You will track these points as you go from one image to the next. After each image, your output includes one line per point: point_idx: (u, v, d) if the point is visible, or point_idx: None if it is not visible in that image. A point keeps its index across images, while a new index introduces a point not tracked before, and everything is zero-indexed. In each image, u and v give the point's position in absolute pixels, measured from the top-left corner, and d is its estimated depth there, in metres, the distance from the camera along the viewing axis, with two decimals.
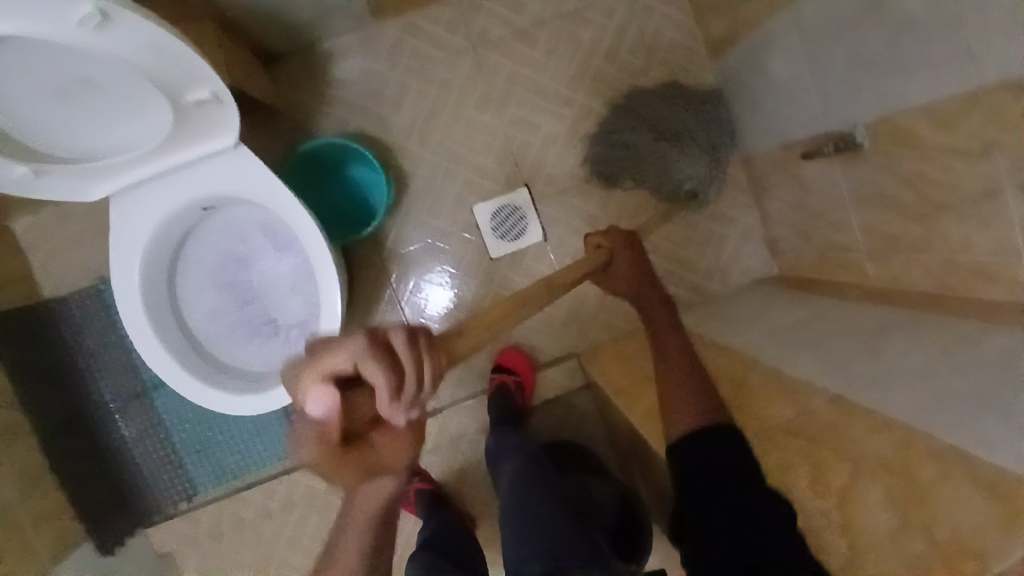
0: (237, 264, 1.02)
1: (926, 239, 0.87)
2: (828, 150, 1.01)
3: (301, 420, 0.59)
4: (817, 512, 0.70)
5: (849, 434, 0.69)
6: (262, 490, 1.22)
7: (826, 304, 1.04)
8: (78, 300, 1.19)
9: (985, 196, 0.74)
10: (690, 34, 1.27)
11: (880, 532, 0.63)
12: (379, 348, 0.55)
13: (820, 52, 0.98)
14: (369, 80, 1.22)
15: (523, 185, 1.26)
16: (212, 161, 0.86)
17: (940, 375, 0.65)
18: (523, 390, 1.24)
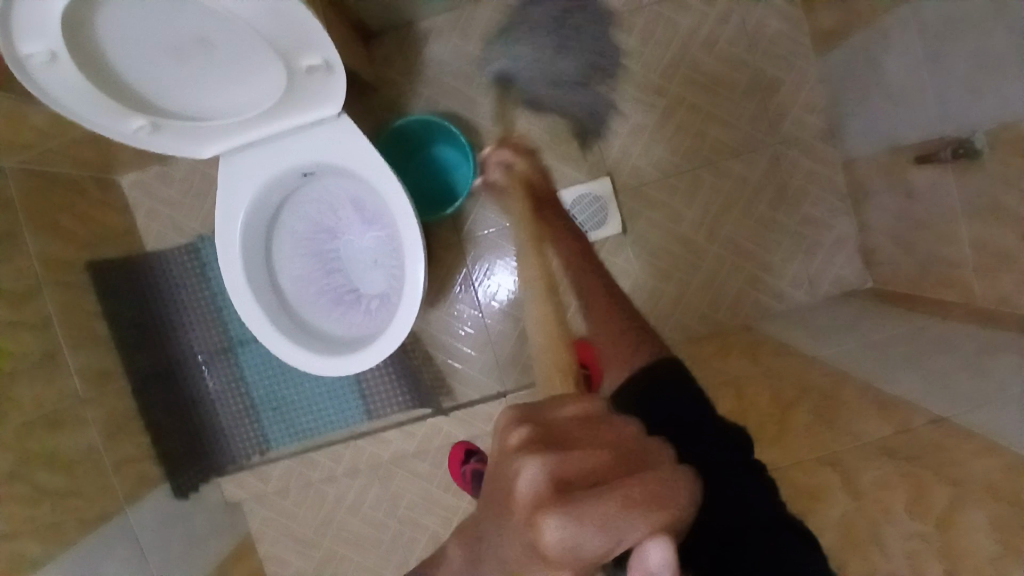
0: (327, 234, 1.05)
1: None
2: (943, 155, 0.94)
3: None
4: (910, 535, 0.63)
5: (954, 456, 0.64)
6: (330, 454, 1.28)
7: (927, 322, 0.97)
8: (176, 255, 1.26)
9: None
10: (796, 26, 1.21)
11: (981, 556, 0.57)
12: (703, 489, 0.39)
13: (941, 49, 0.91)
14: (461, 61, 1.22)
15: (607, 174, 1.23)
16: (316, 129, 0.89)
17: None
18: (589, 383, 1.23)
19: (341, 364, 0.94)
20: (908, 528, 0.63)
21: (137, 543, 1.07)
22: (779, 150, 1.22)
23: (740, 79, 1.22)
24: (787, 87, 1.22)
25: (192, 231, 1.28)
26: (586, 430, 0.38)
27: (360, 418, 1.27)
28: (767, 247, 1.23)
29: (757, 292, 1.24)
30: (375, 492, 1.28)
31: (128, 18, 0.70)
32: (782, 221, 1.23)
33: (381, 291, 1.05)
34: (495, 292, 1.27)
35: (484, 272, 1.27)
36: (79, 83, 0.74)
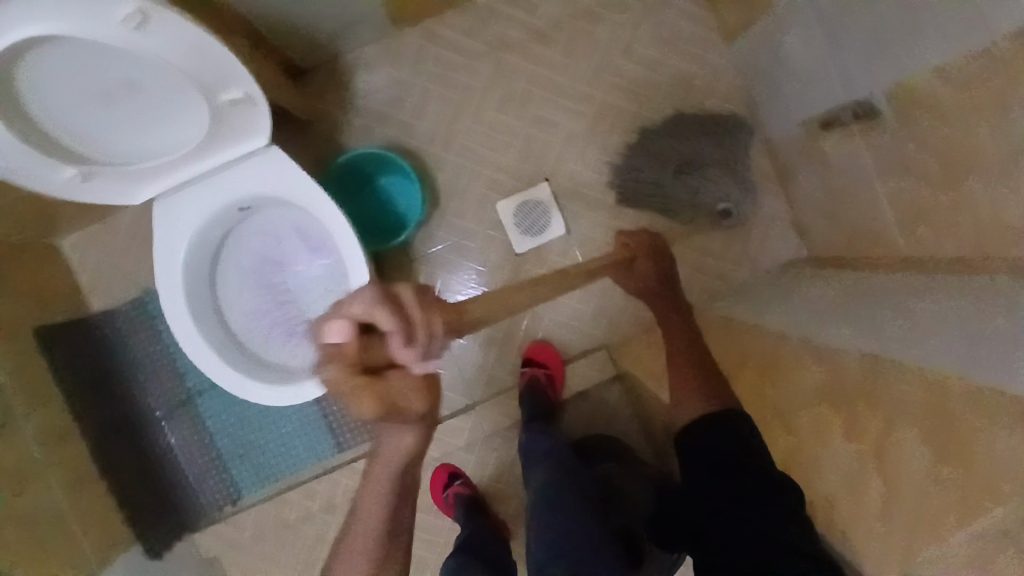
0: (273, 266, 1.06)
1: (953, 207, 0.85)
2: (846, 118, 1.03)
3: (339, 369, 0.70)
4: (850, 455, 0.70)
5: (886, 382, 0.69)
6: (302, 490, 1.27)
7: (858, 279, 1.02)
8: (124, 312, 1.26)
9: (1010, 153, 0.72)
10: (706, 23, 1.28)
11: (918, 475, 0.63)
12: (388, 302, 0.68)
13: (835, 26, 0.99)
14: (393, 88, 1.26)
15: (545, 180, 1.27)
16: (249, 162, 0.91)
17: (974, 324, 0.63)
18: (553, 383, 1.26)
19: (297, 392, 0.94)
20: (849, 454, 0.71)
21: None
22: (706, 139, 1.28)
23: (661, 78, 1.28)
24: (706, 81, 1.28)
25: (139, 282, 1.28)
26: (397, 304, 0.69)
27: (330, 450, 1.28)
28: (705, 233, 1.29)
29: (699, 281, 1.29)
30: None
31: (51, 72, 0.71)
32: (718, 206, 1.28)
33: None
34: None
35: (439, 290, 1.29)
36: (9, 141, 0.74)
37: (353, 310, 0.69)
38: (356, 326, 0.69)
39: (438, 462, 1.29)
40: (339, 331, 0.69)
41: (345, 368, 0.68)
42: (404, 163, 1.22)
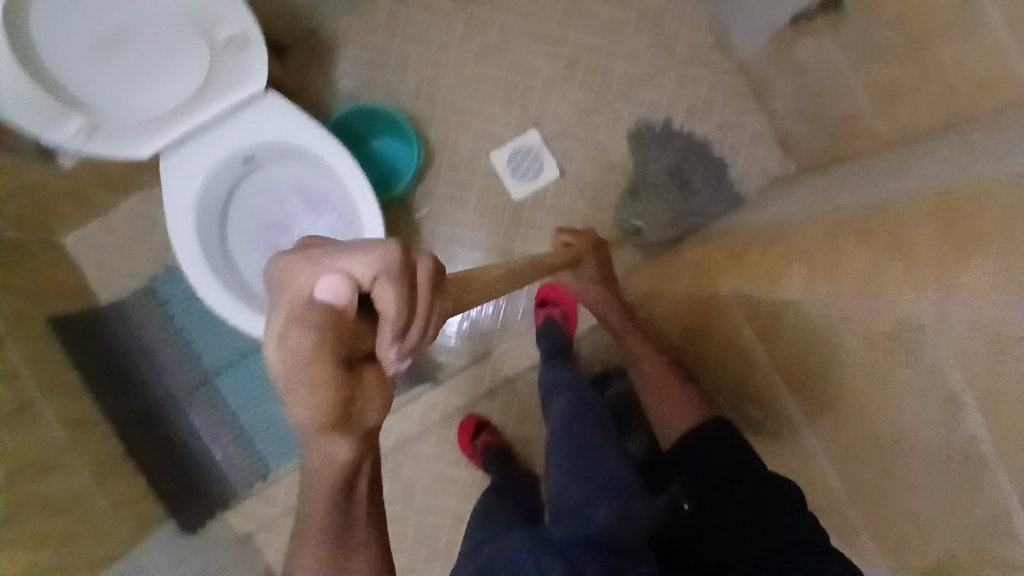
0: (278, 228, 1.08)
1: (924, 74, 0.91)
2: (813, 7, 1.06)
3: (286, 336, 0.46)
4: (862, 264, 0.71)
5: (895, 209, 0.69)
6: None
7: (846, 168, 1.07)
8: (133, 300, 1.28)
9: (970, 13, 0.80)
10: None
11: (930, 258, 0.59)
12: (404, 271, 0.47)
13: None
14: (373, 54, 1.30)
15: (533, 126, 1.31)
16: (247, 111, 0.94)
17: (982, 147, 0.69)
18: (567, 319, 1.27)
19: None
20: None
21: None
22: (681, 68, 1.32)
23: (630, 15, 1.33)
24: (673, 13, 1.33)
25: (145, 271, 1.29)
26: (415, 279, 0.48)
27: None
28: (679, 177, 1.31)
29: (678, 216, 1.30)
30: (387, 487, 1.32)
31: (62, 10, 0.76)
32: (702, 131, 1.33)
33: None
34: (460, 260, 1.31)
35: (446, 243, 1.31)
36: (19, 85, 0.77)
37: (352, 270, 0.46)
38: (351, 285, 0.46)
39: (465, 413, 1.32)
40: (332, 285, 0.45)
41: (297, 357, 0.45)
42: (408, 126, 1.24)
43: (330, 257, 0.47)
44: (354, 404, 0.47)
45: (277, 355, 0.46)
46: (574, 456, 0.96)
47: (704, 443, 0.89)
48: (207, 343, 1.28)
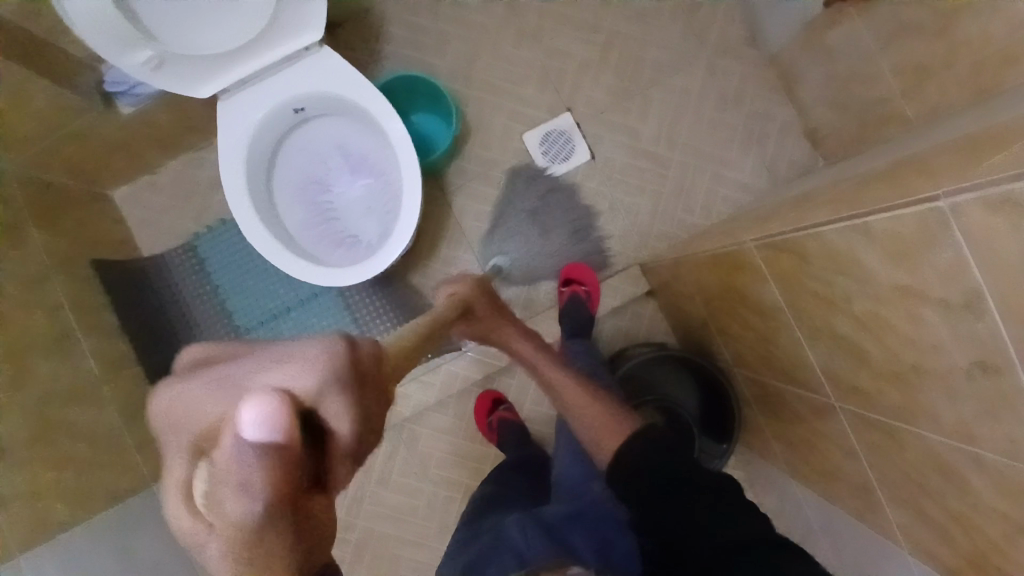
0: (319, 184, 1.15)
1: (951, 52, 0.92)
2: None
3: (223, 469, 0.48)
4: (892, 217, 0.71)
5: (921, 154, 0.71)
6: None
7: (874, 151, 1.07)
8: (173, 257, 1.33)
9: None
10: None
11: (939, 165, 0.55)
12: (342, 373, 0.56)
13: None
14: (416, 34, 1.36)
15: (567, 108, 1.35)
16: (301, 63, 1.01)
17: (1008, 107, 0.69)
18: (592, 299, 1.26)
19: (347, 275, 1.03)
20: None
21: (131, 556, 1.00)
22: (713, 60, 1.36)
23: (665, 7, 1.37)
24: (706, 7, 1.37)
25: (186, 230, 1.35)
26: (354, 377, 0.58)
27: None
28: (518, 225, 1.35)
29: (547, 252, 1.33)
30: (403, 456, 1.34)
31: None
32: (731, 121, 1.35)
33: (376, 229, 1.15)
34: (490, 233, 1.34)
35: (476, 218, 1.34)
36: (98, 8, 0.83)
37: (283, 386, 0.51)
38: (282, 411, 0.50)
39: (483, 388, 1.34)
40: (263, 411, 0.48)
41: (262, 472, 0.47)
42: (450, 98, 1.28)
43: (250, 382, 0.52)
44: (310, 525, 0.51)
45: (234, 500, 0.48)
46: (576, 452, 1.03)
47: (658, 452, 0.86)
48: (242, 301, 1.33)
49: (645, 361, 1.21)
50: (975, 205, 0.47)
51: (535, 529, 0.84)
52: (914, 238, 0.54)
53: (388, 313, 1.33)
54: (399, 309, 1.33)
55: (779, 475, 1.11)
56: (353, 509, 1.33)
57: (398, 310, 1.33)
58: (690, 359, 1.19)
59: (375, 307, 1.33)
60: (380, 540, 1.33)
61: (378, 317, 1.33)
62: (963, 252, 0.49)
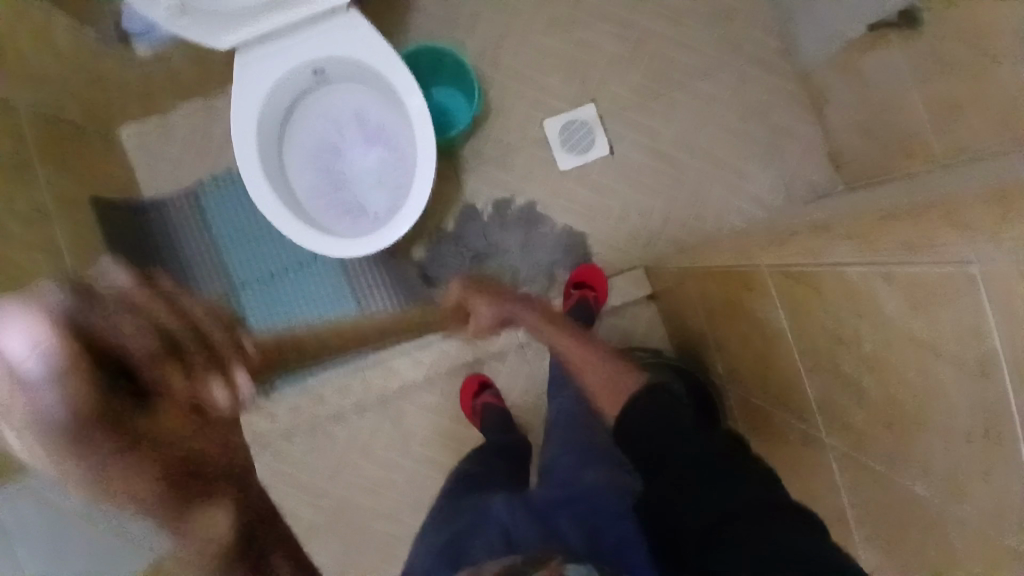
0: (332, 150, 1.13)
1: (985, 95, 0.89)
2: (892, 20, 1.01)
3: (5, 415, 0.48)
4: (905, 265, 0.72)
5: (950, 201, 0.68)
6: (337, 390, 1.30)
7: (894, 184, 1.05)
8: (176, 204, 1.31)
9: None
10: None
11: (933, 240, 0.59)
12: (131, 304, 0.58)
13: None
14: (446, 6, 1.32)
15: (591, 100, 1.32)
16: (326, 24, 0.98)
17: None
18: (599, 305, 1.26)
19: (349, 246, 1.01)
20: None
21: None
22: (744, 69, 1.32)
23: (703, 9, 1.33)
24: (745, 13, 1.33)
25: (191, 180, 1.32)
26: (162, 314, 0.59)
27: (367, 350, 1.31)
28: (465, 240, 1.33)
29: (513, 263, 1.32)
30: (386, 431, 1.34)
31: None
32: (755, 134, 1.33)
33: (385, 202, 1.12)
34: (499, 219, 1.32)
35: (485, 203, 1.33)
36: None
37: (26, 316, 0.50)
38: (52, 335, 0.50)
39: (470, 372, 1.34)
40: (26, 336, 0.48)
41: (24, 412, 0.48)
42: (474, 76, 1.25)
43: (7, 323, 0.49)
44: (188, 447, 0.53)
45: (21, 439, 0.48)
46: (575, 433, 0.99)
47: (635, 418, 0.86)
48: (241, 257, 1.30)
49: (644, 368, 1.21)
50: (1009, 268, 0.46)
51: (525, 514, 0.85)
52: (936, 290, 0.53)
53: (387, 284, 1.30)
54: (397, 282, 1.31)
55: None
56: (332, 477, 1.34)
57: (397, 283, 1.31)
58: (688, 374, 1.19)
59: (373, 277, 1.30)
60: (355, 510, 1.34)
61: (375, 287, 1.29)
62: (986, 309, 0.49)
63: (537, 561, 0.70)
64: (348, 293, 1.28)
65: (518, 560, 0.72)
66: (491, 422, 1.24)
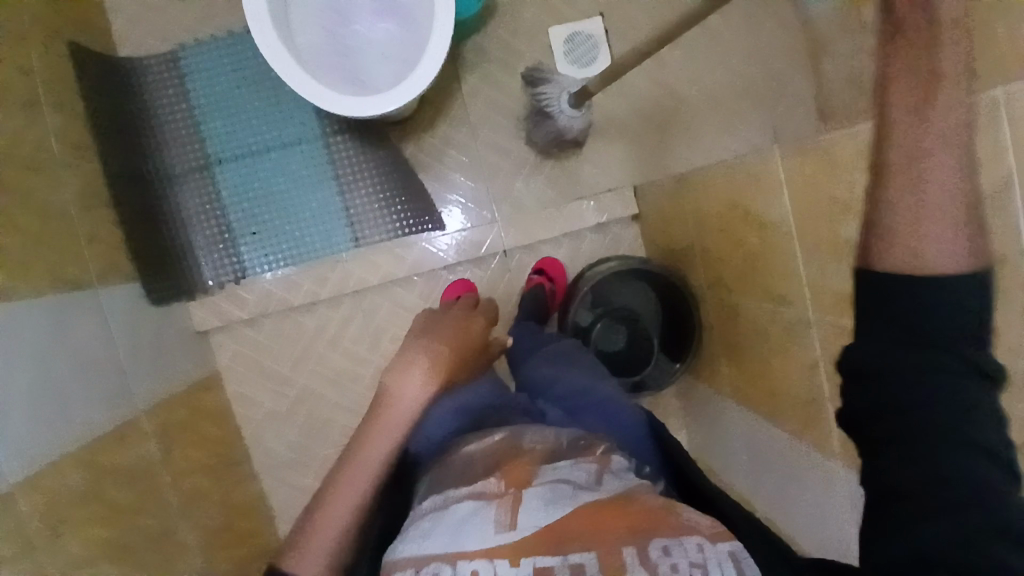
0: (338, 18, 1.08)
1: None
2: None
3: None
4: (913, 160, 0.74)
5: None
6: (313, 276, 1.29)
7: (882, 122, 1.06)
8: (154, 64, 1.24)
9: None
10: None
11: None
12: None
13: None
14: None
15: (599, 16, 1.31)
16: None
17: None
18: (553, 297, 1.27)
19: (370, 106, 0.96)
20: None
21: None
22: None
23: None
24: None
25: (175, 40, 1.25)
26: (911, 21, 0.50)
27: (346, 243, 1.29)
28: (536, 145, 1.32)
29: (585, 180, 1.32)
30: (359, 324, 1.33)
31: None
32: None
33: (390, 76, 1.08)
34: (492, 120, 1.30)
35: (481, 103, 1.30)
36: None
37: None
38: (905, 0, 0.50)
39: (457, 277, 1.32)
40: None
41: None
42: None
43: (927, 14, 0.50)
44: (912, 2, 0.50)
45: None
46: (605, 387, 0.94)
47: (936, 295, 0.47)
48: (220, 128, 1.25)
49: (609, 280, 1.25)
50: None
51: (553, 407, 0.90)
52: None
53: (375, 179, 1.28)
54: (397, 187, 1.29)
55: (717, 402, 1.19)
56: (297, 364, 1.34)
57: (386, 177, 1.28)
58: (661, 283, 1.23)
59: (359, 170, 1.28)
60: (319, 400, 1.35)
61: (363, 179, 1.28)
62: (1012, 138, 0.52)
63: (583, 447, 0.75)
64: (333, 184, 1.27)
65: (562, 440, 0.76)
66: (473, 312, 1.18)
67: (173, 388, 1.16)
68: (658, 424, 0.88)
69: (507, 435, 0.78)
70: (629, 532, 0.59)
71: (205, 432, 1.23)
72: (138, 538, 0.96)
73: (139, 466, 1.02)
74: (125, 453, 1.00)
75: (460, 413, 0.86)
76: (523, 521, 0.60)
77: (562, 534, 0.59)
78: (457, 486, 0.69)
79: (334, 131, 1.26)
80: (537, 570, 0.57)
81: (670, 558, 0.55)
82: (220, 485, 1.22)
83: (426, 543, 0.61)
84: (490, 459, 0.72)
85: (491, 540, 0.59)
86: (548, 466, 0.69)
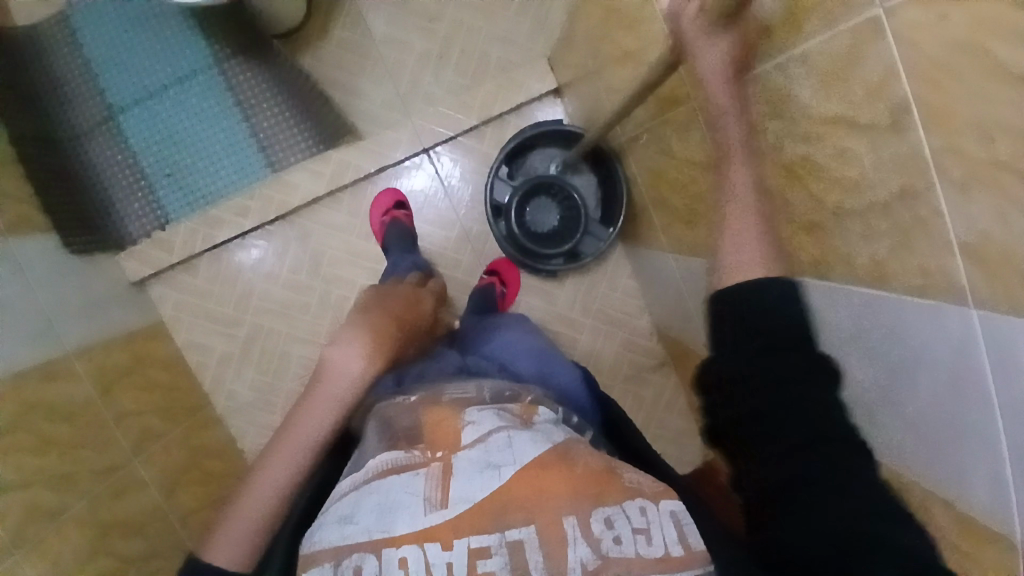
0: None
1: None
2: None
3: None
4: None
5: None
6: (235, 208, 1.26)
7: None
8: (44, 25, 1.23)
9: None
10: None
11: None
12: None
13: None
14: None
15: None
16: None
17: None
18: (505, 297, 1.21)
19: None
20: None
21: None
22: None
23: None
24: None
25: None
26: None
27: (262, 171, 1.26)
28: (437, 34, 1.28)
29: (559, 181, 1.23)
30: (294, 253, 1.31)
31: None
32: None
33: None
34: (388, 16, 1.28)
35: (374, 3, 1.28)
36: None
37: None
38: None
39: (383, 187, 1.28)
40: None
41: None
42: None
43: None
44: None
45: None
46: (538, 342, 0.90)
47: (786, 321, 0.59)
48: (116, 76, 1.23)
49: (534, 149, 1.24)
50: None
51: (476, 358, 0.82)
52: None
53: (279, 102, 1.25)
54: (301, 110, 1.27)
55: (660, 257, 1.12)
56: (239, 304, 1.32)
57: (292, 100, 1.26)
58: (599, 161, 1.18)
59: (261, 92, 1.25)
60: (270, 337, 1.32)
61: (266, 103, 1.25)
62: None
63: (508, 399, 0.66)
64: (237, 111, 1.25)
65: (485, 393, 0.67)
66: (397, 239, 1.18)
67: (111, 334, 1.14)
68: (593, 380, 0.84)
69: (427, 391, 0.67)
70: (572, 493, 0.52)
71: (154, 378, 1.20)
72: (84, 472, 0.93)
73: (78, 405, 0.99)
74: (59, 390, 0.96)
75: (403, 378, 0.75)
76: (455, 495, 0.51)
77: (505, 501, 0.51)
78: (374, 455, 0.57)
79: (228, 58, 1.24)
80: (472, 550, 0.48)
81: (613, 532, 0.49)
82: (179, 426, 1.19)
83: (347, 528, 0.51)
84: (411, 421, 0.61)
85: (422, 521, 0.49)
86: (468, 414, 0.60)
